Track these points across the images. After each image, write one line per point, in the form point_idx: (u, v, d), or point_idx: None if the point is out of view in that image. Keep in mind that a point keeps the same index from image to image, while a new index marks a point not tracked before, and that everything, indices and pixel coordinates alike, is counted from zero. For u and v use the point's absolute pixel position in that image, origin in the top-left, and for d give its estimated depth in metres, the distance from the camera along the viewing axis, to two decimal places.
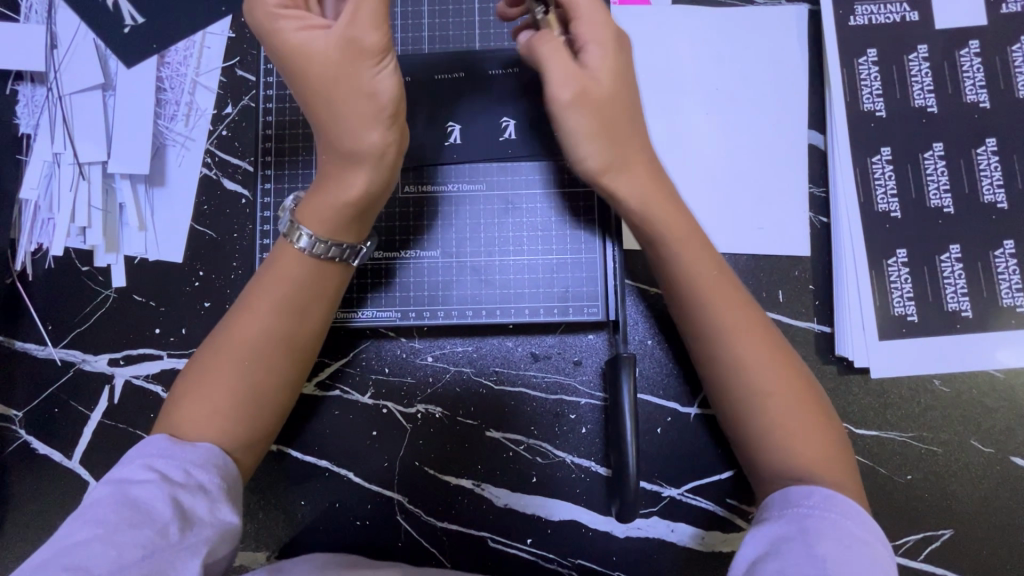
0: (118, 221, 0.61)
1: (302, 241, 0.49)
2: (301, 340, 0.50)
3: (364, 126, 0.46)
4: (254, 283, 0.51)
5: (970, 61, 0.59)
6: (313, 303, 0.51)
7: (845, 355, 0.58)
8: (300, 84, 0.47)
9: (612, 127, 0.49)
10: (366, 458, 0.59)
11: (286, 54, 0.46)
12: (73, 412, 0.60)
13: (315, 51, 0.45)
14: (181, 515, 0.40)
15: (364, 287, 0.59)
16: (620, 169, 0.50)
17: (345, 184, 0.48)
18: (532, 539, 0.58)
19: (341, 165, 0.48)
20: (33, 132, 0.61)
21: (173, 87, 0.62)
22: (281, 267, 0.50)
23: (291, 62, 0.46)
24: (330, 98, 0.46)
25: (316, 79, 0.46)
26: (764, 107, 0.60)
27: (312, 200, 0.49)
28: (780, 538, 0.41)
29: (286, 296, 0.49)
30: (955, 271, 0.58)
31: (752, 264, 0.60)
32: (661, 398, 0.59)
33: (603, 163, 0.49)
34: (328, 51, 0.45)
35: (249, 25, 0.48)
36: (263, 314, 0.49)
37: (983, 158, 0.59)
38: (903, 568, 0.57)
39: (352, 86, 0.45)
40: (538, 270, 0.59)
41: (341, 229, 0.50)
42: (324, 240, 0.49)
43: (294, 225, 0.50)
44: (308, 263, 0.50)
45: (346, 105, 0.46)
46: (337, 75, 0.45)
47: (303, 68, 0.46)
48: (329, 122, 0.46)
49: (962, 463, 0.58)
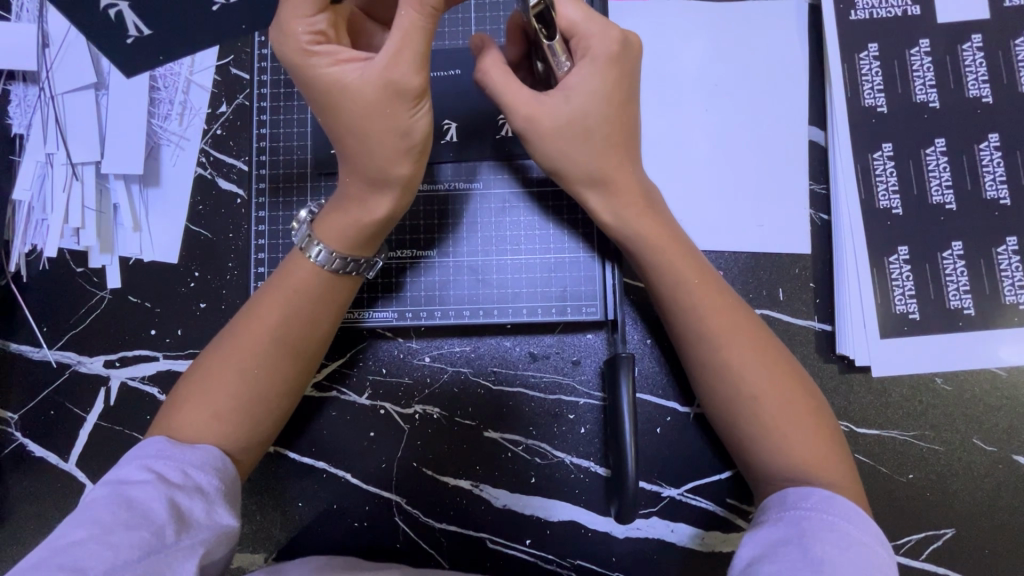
0: (112, 222, 0.60)
1: (319, 255, 0.49)
2: (308, 349, 0.50)
3: (394, 160, 0.46)
4: (262, 290, 0.50)
5: (972, 56, 0.59)
6: (320, 309, 0.50)
7: (846, 354, 0.58)
8: (331, 116, 0.46)
9: (586, 144, 0.51)
10: (364, 459, 0.58)
11: (318, 88, 0.45)
12: (69, 414, 0.60)
13: (352, 90, 0.44)
14: (178, 517, 0.39)
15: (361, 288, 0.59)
16: (596, 187, 0.52)
17: (368, 206, 0.49)
18: (532, 540, 0.58)
19: (365, 190, 0.48)
20: (25, 132, 0.60)
21: (167, 85, 0.61)
22: (291, 275, 0.50)
23: (325, 97, 0.45)
24: (363, 134, 0.45)
25: (351, 117, 0.45)
26: (764, 103, 0.60)
27: (331, 217, 0.50)
28: (778, 540, 0.41)
29: (294, 305, 0.49)
30: (958, 268, 0.58)
31: (751, 262, 0.59)
32: (660, 397, 0.58)
33: (581, 181, 0.51)
34: (365, 89, 0.44)
35: (275, 53, 0.45)
36: (271, 322, 0.49)
37: (985, 153, 0.58)
38: (905, 567, 0.57)
39: (386, 124, 0.45)
40: (537, 270, 0.59)
41: (361, 246, 0.50)
42: (344, 255, 0.49)
43: (311, 238, 0.50)
44: (322, 276, 0.50)
45: (379, 140, 0.45)
46: (374, 116, 0.44)
47: (335, 103, 0.45)
48: (359, 154, 0.46)
49: (963, 462, 0.57)
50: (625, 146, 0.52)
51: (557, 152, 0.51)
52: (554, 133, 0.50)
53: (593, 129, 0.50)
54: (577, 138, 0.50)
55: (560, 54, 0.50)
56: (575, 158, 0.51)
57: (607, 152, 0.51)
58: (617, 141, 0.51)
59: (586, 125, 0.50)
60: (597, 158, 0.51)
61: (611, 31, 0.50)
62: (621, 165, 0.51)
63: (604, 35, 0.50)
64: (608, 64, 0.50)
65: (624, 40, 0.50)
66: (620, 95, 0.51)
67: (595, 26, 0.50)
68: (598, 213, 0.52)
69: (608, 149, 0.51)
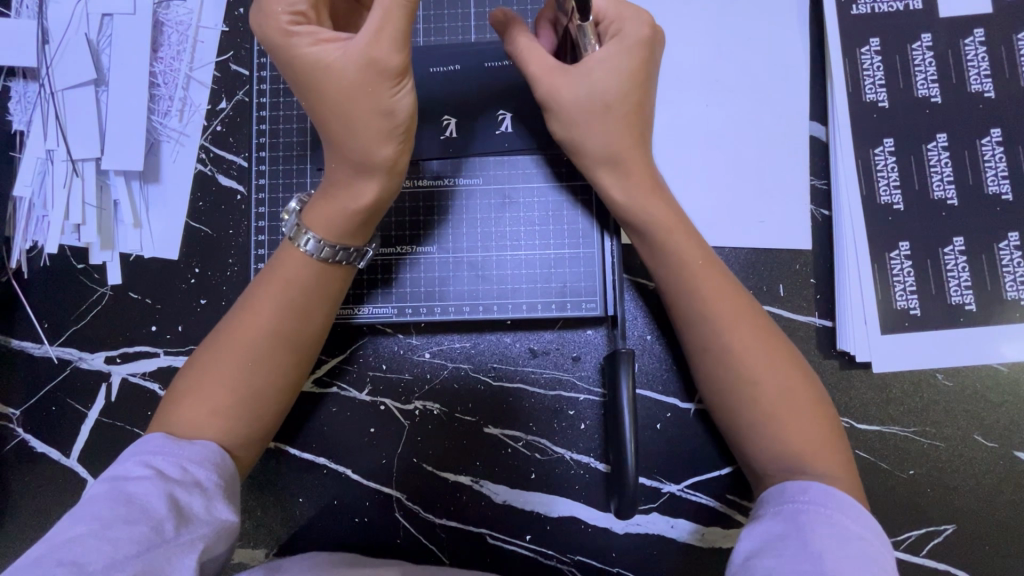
0: (112, 219, 0.61)
1: (308, 244, 0.49)
2: (303, 340, 0.50)
3: (378, 142, 0.46)
4: (257, 284, 0.50)
5: (974, 50, 0.58)
6: (316, 303, 0.50)
7: (846, 350, 0.58)
8: (314, 98, 0.46)
9: (604, 120, 0.50)
10: (365, 454, 0.59)
11: (299, 70, 0.45)
12: (71, 410, 0.60)
13: (334, 70, 0.44)
14: (177, 511, 0.40)
15: (360, 283, 0.59)
16: (609, 168, 0.52)
17: (357, 192, 0.48)
18: (531, 535, 0.58)
19: (352, 175, 0.48)
20: (26, 129, 0.60)
21: (167, 82, 0.61)
22: (285, 268, 0.50)
23: (307, 77, 0.45)
24: (346, 116, 0.45)
25: (333, 97, 0.45)
26: (765, 98, 0.60)
27: (320, 205, 0.50)
28: (777, 535, 0.41)
29: (288, 297, 0.49)
30: (959, 264, 0.58)
31: (752, 258, 0.59)
32: (660, 393, 0.58)
33: (602, 155, 0.51)
34: (346, 69, 0.44)
35: (256, 36, 0.45)
36: (264, 315, 0.49)
37: (987, 148, 0.58)
38: (905, 563, 0.57)
39: (369, 105, 0.44)
40: (536, 266, 0.58)
41: (351, 234, 0.50)
42: (333, 245, 0.49)
43: (300, 228, 0.50)
44: (314, 267, 0.50)
45: (363, 122, 0.45)
46: (357, 96, 0.44)
47: (318, 84, 0.45)
48: (344, 137, 0.46)
49: (964, 458, 0.57)
50: (640, 128, 0.52)
51: (575, 124, 0.51)
52: (574, 107, 0.50)
53: (614, 106, 0.50)
54: (596, 113, 0.50)
55: (589, 37, 0.50)
56: (583, 138, 0.51)
57: (622, 129, 0.51)
58: (633, 122, 0.51)
59: (607, 101, 0.50)
60: (616, 138, 0.51)
61: (642, 16, 0.51)
62: (635, 147, 0.51)
63: (635, 19, 0.50)
64: (638, 44, 0.50)
65: (654, 28, 0.51)
66: (639, 79, 0.50)
67: (629, 12, 0.51)
68: (614, 194, 0.52)
69: (621, 128, 0.51)
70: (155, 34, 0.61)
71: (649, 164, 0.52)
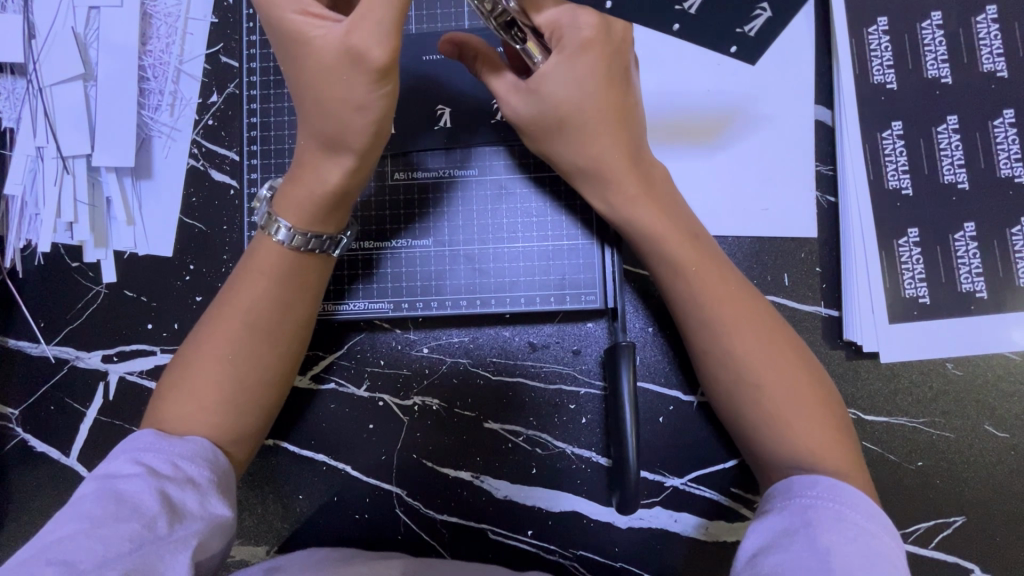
0: (105, 216, 0.60)
1: (281, 233, 0.48)
2: (285, 331, 0.49)
3: (350, 129, 0.44)
4: (234, 278, 0.49)
5: (987, 28, 0.56)
6: (295, 294, 0.49)
7: (852, 340, 0.57)
8: (294, 70, 0.44)
9: (565, 134, 0.49)
10: (364, 450, 0.58)
11: (282, 36, 0.44)
12: (69, 409, 0.60)
13: (316, 45, 0.42)
14: (170, 508, 0.39)
15: (341, 266, 0.58)
16: (590, 179, 0.50)
17: (322, 175, 0.46)
18: (533, 530, 0.57)
19: (320, 158, 0.46)
20: (15, 126, 0.59)
21: (157, 75, 0.60)
22: (260, 259, 0.49)
23: (289, 47, 0.44)
24: (321, 98, 0.43)
25: (311, 73, 0.43)
26: (769, 82, 0.58)
27: (289, 191, 0.48)
28: (783, 531, 0.40)
29: (266, 288, 0.48)
30: (970, 250, 0.56)
31: (756, 247, 0.58)
32: (662, 386, 0.57)
33: (575, 164, 0.50)
34: (327, 48, 0.42)
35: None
36: (243, 308, 0.48)
37: (999, 130, 0.56)
38: (913, 556, 0.56)
39: (343, 94, 0.42)
40: (535, 258, 0.57)
41: (322, 221, 0.48)
42: (304, 232, 0.48)
43: (272, 217, 0.48)
44: (288, 257, 0.48)
45: (336, 108, 0.43)
46: (332, 79, 0.42)
47: (297, 57, 0.44)
48: (317, 118, 0.44)
49: (974, 449, 0.56)
50: (621, 129, 0.49)
51: (539, 138, 0.50)
52: (534, 124, 0.49)
53: (570, 118, 0.48)
54: (553, 128, 0.49)
55: (535, 54, 0.47)
56: (557, 150, 0.50)
57: (592, 138, 0.48)
58: (605, 125, 0.48)
59: (561, 115, 0.48)
60: (586, 147, 0.49)
61: (586, 15, 0.45)
62: (610, 154, 0.49)
63: (576, 22, 0.45)
64: (579, 52, 0.45)
65: (604, 21, 0.45)
66: (603, 76, 0.47)
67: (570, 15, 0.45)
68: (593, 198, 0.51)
69: (595, 132, 0.48)
70: (143, 25, 0.60)
71: (632, 165, 0.49)
